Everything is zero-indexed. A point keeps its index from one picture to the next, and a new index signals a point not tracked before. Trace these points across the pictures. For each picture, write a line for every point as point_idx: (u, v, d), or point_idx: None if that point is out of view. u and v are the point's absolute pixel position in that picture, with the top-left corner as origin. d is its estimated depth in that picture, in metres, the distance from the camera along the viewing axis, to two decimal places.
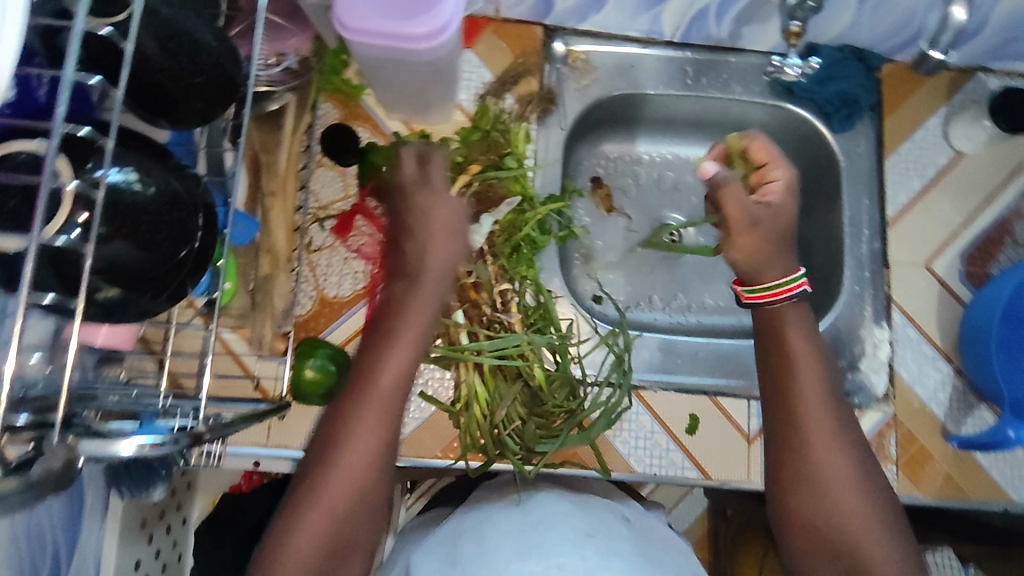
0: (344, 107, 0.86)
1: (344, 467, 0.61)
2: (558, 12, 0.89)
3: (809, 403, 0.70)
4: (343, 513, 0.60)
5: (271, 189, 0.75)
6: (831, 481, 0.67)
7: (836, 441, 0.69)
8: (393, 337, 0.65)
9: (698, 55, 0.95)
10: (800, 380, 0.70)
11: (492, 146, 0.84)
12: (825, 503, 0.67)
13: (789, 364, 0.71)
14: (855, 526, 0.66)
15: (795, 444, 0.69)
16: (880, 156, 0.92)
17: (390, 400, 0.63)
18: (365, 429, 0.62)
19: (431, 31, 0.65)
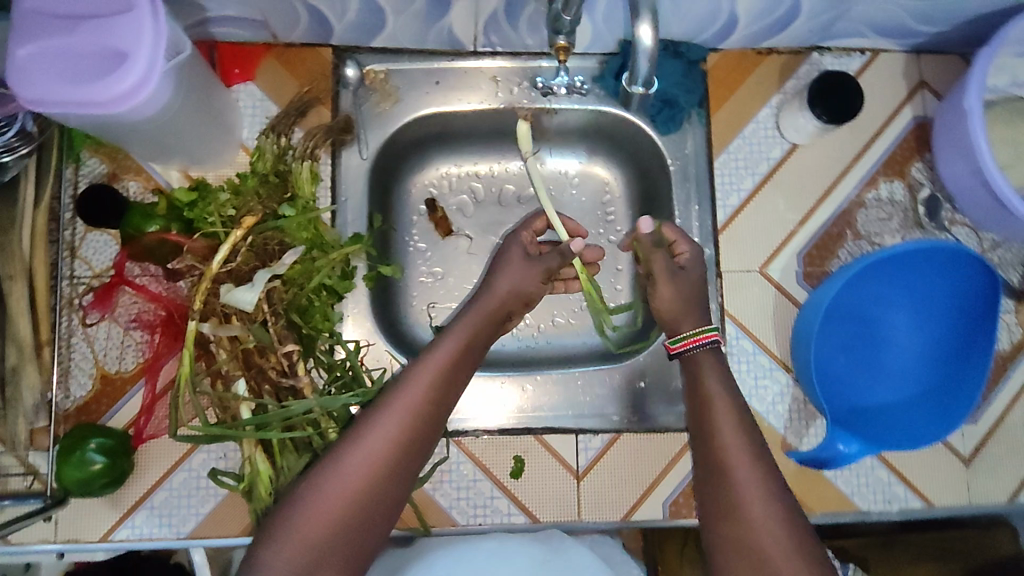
0: (113, 161, 0.78)
1: (349, 471, 0.62)
2: (341, 33, 0.81)
3: (729, 436, 0.67)
4: (332, 533, 0.59)
5: (10, 273, 0.72)
6: (762, 510, 0.61)
7: (760, 471, 0.64)
8: (433, 358, 0.70)
9: (506, 62, 0.88)
10: (715, 416, 0.69)
11: (273, 192, 0.77)
12: (768, 541, 0.60)
13: (706, 399, 0.70)
14: (799, 561, 0.59)
15: (717, 481, 0.65)
16: (708, 156, 0.86)
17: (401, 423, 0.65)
18: (391, 437, 0.64)
19: (130, 88, 0.57)
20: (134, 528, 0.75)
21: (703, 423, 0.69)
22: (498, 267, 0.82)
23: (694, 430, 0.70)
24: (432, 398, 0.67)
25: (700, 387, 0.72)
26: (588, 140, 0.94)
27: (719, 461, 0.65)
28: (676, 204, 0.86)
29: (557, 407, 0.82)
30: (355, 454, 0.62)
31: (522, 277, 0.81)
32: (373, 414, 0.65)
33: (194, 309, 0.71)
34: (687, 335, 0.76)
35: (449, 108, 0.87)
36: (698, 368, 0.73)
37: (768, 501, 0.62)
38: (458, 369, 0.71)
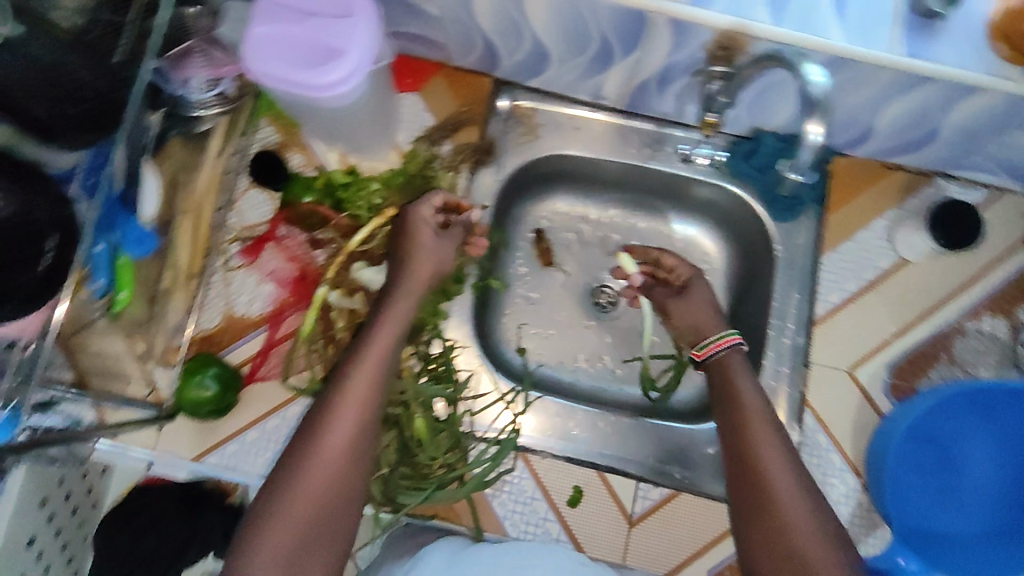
0: (285, 133, 0.88)
1: (312, 469, 0.61)
2: (504, 67, 0.90)
3: (762, 438, 0.71)
4: (312, 518, 0.60)
5: (184, 209, 0.80)
6: (796, 507, 0.65)
7: (788, 464, 0.68)
8: (363, 353, 0.68)
9: (644, 124, 0.94)
10: (745, 411, 0.74)
11: (416, 191, 0.86)
12: (795, 522, 0.64)
13: (733, 397, 0.76)
14: (819, 538, 0.63)
15: (751, 473, 0.69)
16: (819, 252, 0.90)
17: (357, 417, 0.64)
18: (344, 439, 0.63)
19: (342, 77, 0.66)
20: (221, 458, 0.81)
21: (736, 431, 0.73)
22: (410, 235, 0.77)
23: (726, 425, 0.75)
24: (372, 395, 0.66)
25: (732, 393, 0.76)
26: (701, 208, 1.00)
27: (755, 459, 0.70)
28: (777, 288, 0.89)
29: (626, 451, 0.84)
30: (321, 457, 0.62)
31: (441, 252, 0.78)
32: (331, 402, 0.65)
33: (327, 277, 0.78)
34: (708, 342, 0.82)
35: (583, 153, 0.94)
36: (726, 370, 0.79)
37: (791, 481, 0.67)
38: (390, 358, 0.69)
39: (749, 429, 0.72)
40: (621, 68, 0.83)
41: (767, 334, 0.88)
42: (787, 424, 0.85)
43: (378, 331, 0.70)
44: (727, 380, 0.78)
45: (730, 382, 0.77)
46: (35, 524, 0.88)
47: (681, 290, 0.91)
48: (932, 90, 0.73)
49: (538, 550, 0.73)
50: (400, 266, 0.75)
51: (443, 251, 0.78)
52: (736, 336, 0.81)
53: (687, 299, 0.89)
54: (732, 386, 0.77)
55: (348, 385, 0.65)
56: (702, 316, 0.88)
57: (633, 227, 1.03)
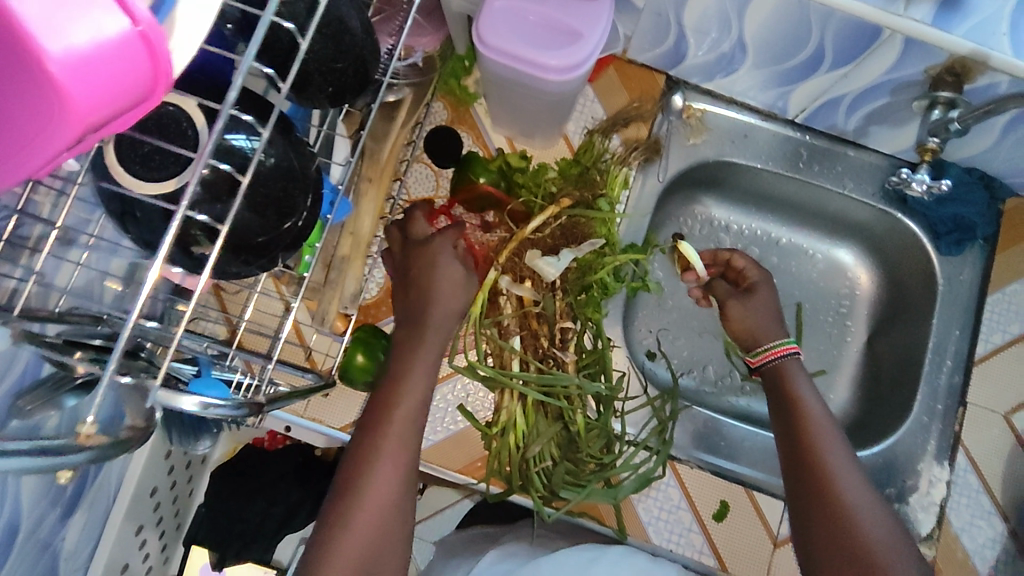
0: (453, 110, 0.87)
1: (369, 501, 0.62)
2: (685, 66, 0.87)
3: (823, 441, 0.71)
4: (372, 545, 0.61)
5: (370, 176, 0.77)
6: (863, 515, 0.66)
7: (852, 465, 0.69)
8: (404, 381, 0.66)
9: (815, 140, 0.92)
10: (807, 416, 0.74)
11: (588, 184, 0.84)
12: (861, 519, 0.65)
13: (794, 403, 0.76)
14: (893, 548, 0.63)
15: (805, 471, 0.70)
16: (983, 290, 0.88)
17: (402, 445, 0.64)
18: (394, 473, 0.63)
19: (564, 66, 0.64)
20: None
21: (796, 435, 0.73)
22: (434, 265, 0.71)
23: (783, 428, 0.75)
24: (410, 429, 0.65)
25: (792, 400, 0.76)
26: (851, 232, 0.98)
27: (814, 457, 0.70)
28: (937, 323, 0.88)
29: (771, 470, 0.83)
30: (373, 491, 0.62)
31: (458, 272, 0.71)
32: (373, 435, 0.64)
33: (501, 261, 0.77)
34: (765, 348, 0.82)
35: (747, 163, 0.92)
36: (783, 376, 0.79)
37: (859, 491, 0.68)
38: (431, 380, 0.68)
39: (808, 433, 0.72)
40: (819, 81, 0.81)
41: (922, 368, 0.87)
42: (937, 461, 0.83)
43: (416, 358, 0.68)
44: (784, 388, 0.78)
45: (792, 389, 0.77)
46: (158, 476, 0.89)
47: (744, 292, 0.88)
48: None
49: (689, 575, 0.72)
50: (425, 301, 0.70)
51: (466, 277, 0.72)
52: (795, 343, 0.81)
53: (747, 302, 0.86)
54: (794, 391, 0.77)
55: (393, 414, 0.65)
56: (759, 322, 0.84)
57: (775, 243, 1.02)
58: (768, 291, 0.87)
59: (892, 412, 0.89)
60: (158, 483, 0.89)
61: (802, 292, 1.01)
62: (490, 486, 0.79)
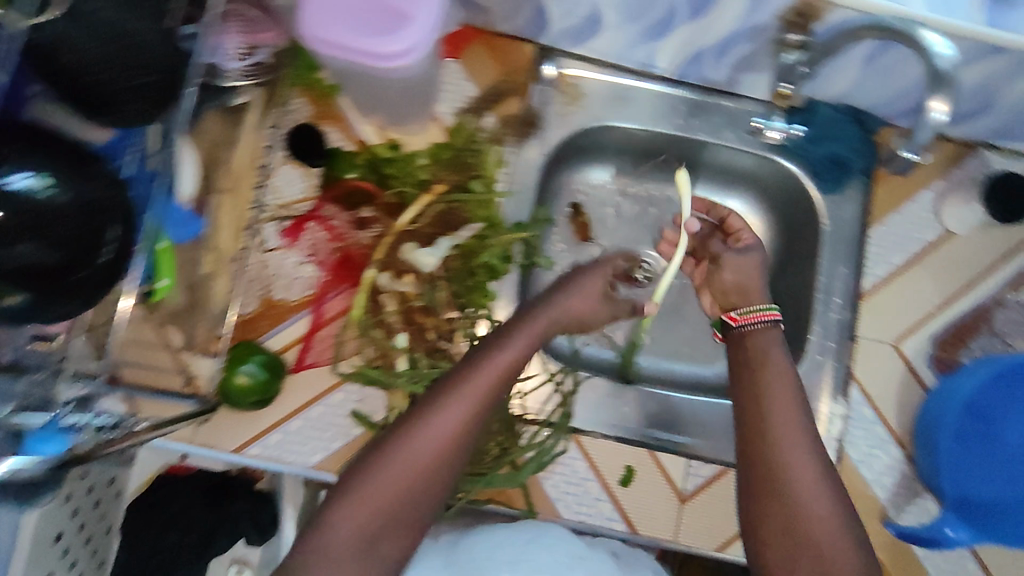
0: (316, 104, 0.81)
1: (396, 462, 0.60)
2: (550, 32, 0.85)
3: (783, 415, 0.66)
4: (389, 506, 0.60)
5: (224, 187, 0.74)
6: (815, 498, 0.63)
7: (807, 443, 0.66)
8: (470, 376, 0.63)
9: (692, 94, 0.91)
10: (770, 386, 0.68)
11: (463, 166, 0.81)
12: (809, 499, 0.63)
13: (759, 370, 0.70)
14: (839, 530, 0.63)
15: (759, 446, 0.66)
16: (865, 225, 0.89)
17: (453, 430, 0.61)
18: (412, 464, 0.60)
19: (401, 51, 0.61)
20: (266, 448, 0.78)
21: (756, 409, 0.68)
22: (563, 287, 0.77)
23: (737, 395, 0.70)
24: (467, 437, 0.61)
25: (757, 368, 0.70)
26: (740, 181, 0.99)
27: (773, 436, 0.66)
28: (824, 263, 0.89)
29: (673, 429, 0.86)
30: (376, 478, 0.60)
31: (587, 302, 0.76)
32: (425, 409, 0.62)
33: (377, 257, 0.76)
34: (754, 309, 0.75)
35: (628, 125, 0.91)
36: (751, 342, 0.73)
37: (812, 471, 0.64)
38: (496, 391, 0.63)
39: (766, 406, 0.67)
40: (681, 35, 0.79)
41: (814, 308, 0.88)
42: (833, 398, 0.85)
43: (494, 350, 0.65)
44: (751, 354, 0.72)
45: (764, 353, 0.71)
46: (67, 529, 0.82)
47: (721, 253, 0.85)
48: (1003, 61, 0.72)
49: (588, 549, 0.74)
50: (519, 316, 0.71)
51: (601, 292, 0.79)
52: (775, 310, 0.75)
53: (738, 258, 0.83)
54: (762, 354, 0.71)
55: (456, 396, 0.62)
56: (750, 278, 0.81)
57: (671, 201, 1.01)
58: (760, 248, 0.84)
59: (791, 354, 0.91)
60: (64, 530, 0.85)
61: None
62: None
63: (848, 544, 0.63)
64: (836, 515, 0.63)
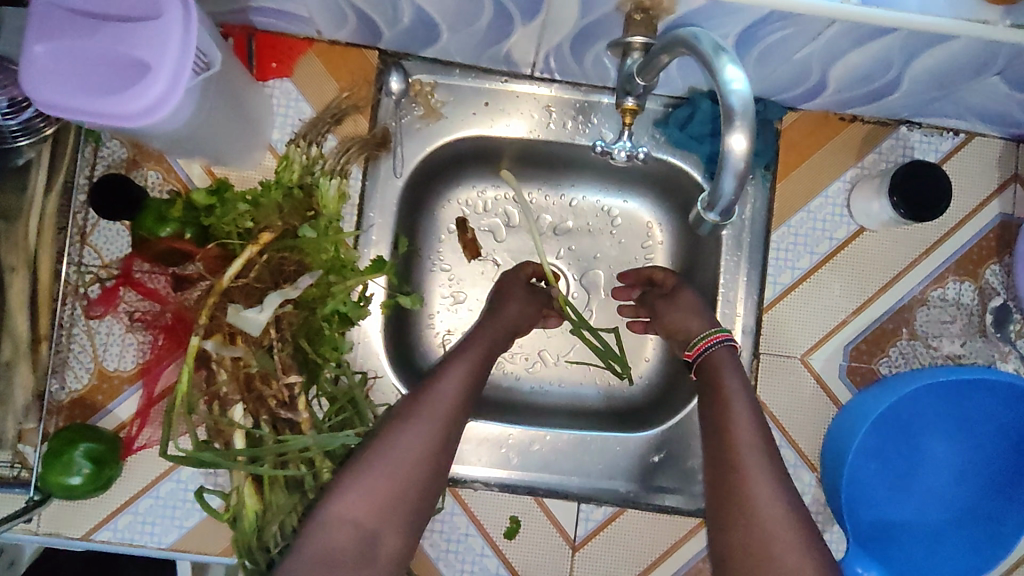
0: (136, 143, 0.73)
1: (394, 452, 0.63)
2: (389, 38, 0.74)
3: (751, 465, 0.63)
4: (391, 495, 0.62)
5: (14, 264, 0.69)
6: (789, 549, 0.58)
7: (774, 480, 0.62)
8: (457, 364, 0.72)
9: (563, 92, 0.80)
10: (734, 409, 0.67)
11: (296, 206, 0.72)
12: (782, 548, 0.58)
13: (720, 397, 0.68)
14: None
15: (730, 489, 0.62)
16: (768, 225, 0.80)
17: (445, 414, 0.67)
18: (410, 457, 0.63)
19: (142, 112, 0.51)
20: (116, 531, 0.72)
21: (722, 435, 0.65)
22: (497, 301, 0.82)
23: (706, 423, 0.68)
24: (458, 415, 0.68)
25: (719, 391, 0.69)
26: (637, 180, 0.89)
27: (739, 471, 0.63)
28: (723, 272, 0.80)
29: (565, 470, 0.77)
30: (370, 476, 0.62)
31: (528, 311, 0.82)
32: (413, 403, 0.67)
33: (199, 325, 0.66)
34: (699, 339, 0.74)
35: (497, 133, 0.81)
36: (718, 368, 0.71)
37: (782, 517, 0.60)
38: (475, 379, 0.72)
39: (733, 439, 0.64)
40: (527, 33, 0.68)
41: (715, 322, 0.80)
42: None
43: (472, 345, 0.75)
44: (715, 377, 0.70)
45: (717, 376, 0.70)
46: None
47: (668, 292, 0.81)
48: (891, 41, 0.61)
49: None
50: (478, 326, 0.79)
51: (547, 302, 0.85)
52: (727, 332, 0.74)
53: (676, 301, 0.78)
54: (717, 381, 0.70)
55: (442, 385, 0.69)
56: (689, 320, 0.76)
57: (567, 207, 0.92)
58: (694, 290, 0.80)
59: None
60: None
61: (600, 254, 0.93)
62: None
63: None
64: (812, 561, 0.58)
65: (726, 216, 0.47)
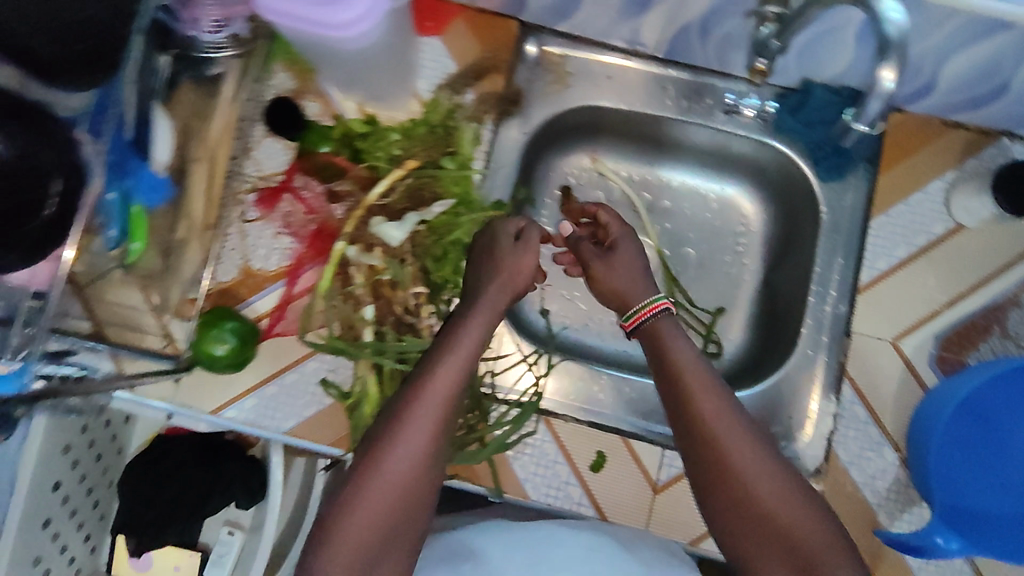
0: (301, 79, 0.83)
1: (391, 468, 0.59)
2: (534, 9, 0.83)
3: (724, 431, 0.66)
4: (393, 510, 0.59)
5: (197, 156, 0.75)
6: (765, 480, 0.64)
7: (746, 433, 0.66)
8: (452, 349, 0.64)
9: (682, 74, 0.87)
10: (694, 389, 0.68)
11: (437, 142, 0.81)
12: (760, 483, 0.64)
13: (674, 373, 0.69)
14: (793, 499, 0.64)
15: (703, 450, 0.66)
16: (868, 214, 0.84)
17: (444, 409, 0.61)
18: (430, 428, 0.60)
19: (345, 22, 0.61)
20: (241, 411, 0.80)
21: (686, 411, 0.67)
22: (488, 253, 0.74)
23: (670, 401, 0.69)
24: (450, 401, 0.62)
25: (670, 364, 0.70)
26: (737, 167, 0.94)
27: (713, 436, 0.66)
28: (820, 255, 0.85)
29: (649, 416, 0.84)
30: (395, 455, 0.59)
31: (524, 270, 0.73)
32: (406, 406, 0.61)
33: (346, 230, 0.77)
34: (638, 310, 0.77)
35: (616, 106, 0.88)
36: (658, 335, 0.74)
37: (754, 455, 0.65)
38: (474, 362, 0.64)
39: (696, 404, 0.67)
40: (664, 10, 0.76)
41: (807, 302, 0.85)
42: (823, 396, 0.82)
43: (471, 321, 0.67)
44: (663, 352, 0.72)
45: (666, 352, 0.71)
46: (60, 471, 0.90)
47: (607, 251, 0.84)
48: (1010, 39, 0.66)
49: (554, 537, 0.76)
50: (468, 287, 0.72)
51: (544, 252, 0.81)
52: (666, 301, 0.76)
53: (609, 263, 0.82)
54: (671, 357, 0.71)
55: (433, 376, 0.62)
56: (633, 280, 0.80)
57: (667, 185, 0.99)
58: (628, 245, 0.84)
59: (784, 348, 0.87)
60: (61, 479, 0.92)
61: (695, 234, 0.99)
62: None
63: (805, 507, 0.64)
64: (790, 487, 0.64)
65: (877, 127, 0.64)
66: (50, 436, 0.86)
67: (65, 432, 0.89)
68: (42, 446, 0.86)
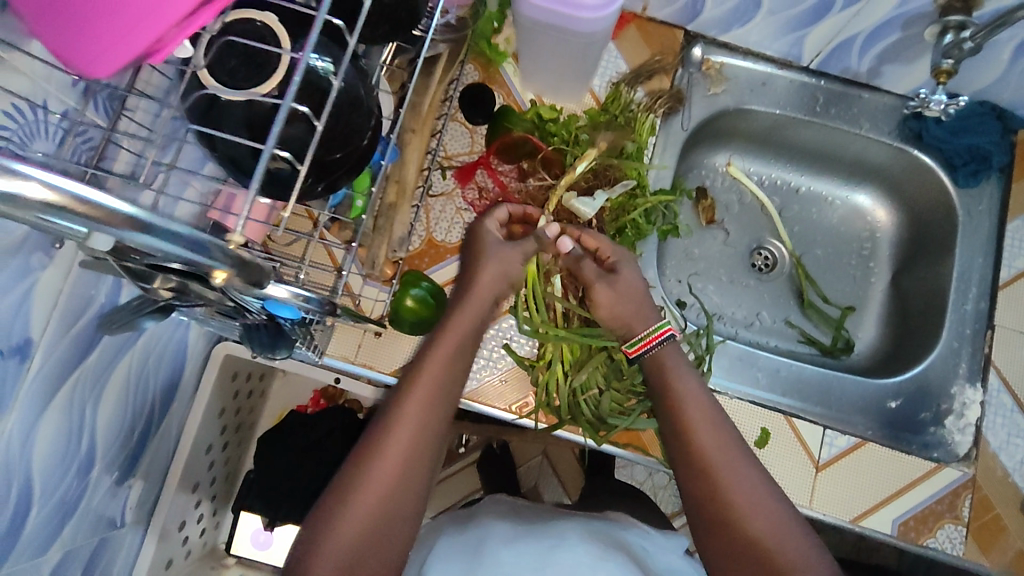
0: (484, 72, 0.90)
1: (372, 482, 0.61)
2: (703, 20, 0.90)
3: (720, 460, 0.66)
4: (372, 522, 0.60)
5: (412, 127, 0.80)
6: (760, 516, 0.63)
7: (740, 464, 0.66)
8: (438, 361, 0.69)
9: (831, 85, 0.95)
10: (688, 416, 0.70)
11: (617, 131, 0.87)
12: (754, 516, 0.63)
13: (673, 396, 0.71)
14: (790, 537, 0.63)
15: (701, 477, 0.66)
16: (1002, 218, 0.91)
17: (426, 423, 0.65)
18: (401, 447, 0.63)
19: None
20: None
21: (682, 435, 0.69)
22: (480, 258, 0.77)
23: (666, 425, 0.72)
24: (437, 407, 0.67)
25: (669, 388, 0.72)
26: (867, 176, 1.02)
27: (703, 463, 0.67)
28: (959, 254, 0.91)
29: (807, 398, 0.88)
30: (378, 472, 0.62)
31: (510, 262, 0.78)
32: (395, 412, 0.65)
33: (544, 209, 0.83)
34: (640, 338, 0.76)
35: (766, 110, 0.95)
36: (661, 365, 0.74)
37: (750, 488, 0.65)
38: (456, 366, 0.70)
39: (693, 431, 0.69)
40: (833, 22, 0.84)
41: (949, 297, 0.90)
42: (970, 383, 0.86)
43: (457, 323, 0.72)
44: (662, 375, 0.74)
45: (670, 382, 0.73)
46: (213, 432, 0.94)
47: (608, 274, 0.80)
48: None
49: (563, 545, 0.79)
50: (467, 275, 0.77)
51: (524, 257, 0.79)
52: (671, 327, 0.76)
53: (615, 284, 0.78)
54: (669, 378, 0.73)
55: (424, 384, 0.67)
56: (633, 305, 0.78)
57: (795, 191, 1.06)
58: (631, 271, 0.80)
59: (923, 342, 0.92)
60: (212, 442, 0.95)
61: (821, 237, 1.05)
62: (537, 422, 0.80)
63: (806, 548, 0.62)
64: (785, 522, 0.64)
65: None
66: (213, 397, 0.90)
67: (222, 395, 0.93)
68: (207, 406, 0.89)
